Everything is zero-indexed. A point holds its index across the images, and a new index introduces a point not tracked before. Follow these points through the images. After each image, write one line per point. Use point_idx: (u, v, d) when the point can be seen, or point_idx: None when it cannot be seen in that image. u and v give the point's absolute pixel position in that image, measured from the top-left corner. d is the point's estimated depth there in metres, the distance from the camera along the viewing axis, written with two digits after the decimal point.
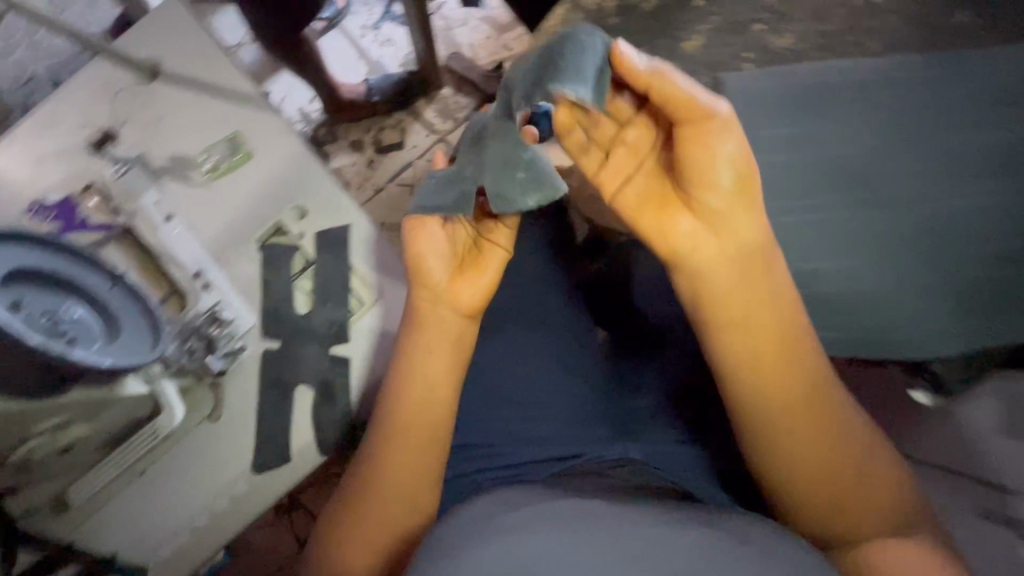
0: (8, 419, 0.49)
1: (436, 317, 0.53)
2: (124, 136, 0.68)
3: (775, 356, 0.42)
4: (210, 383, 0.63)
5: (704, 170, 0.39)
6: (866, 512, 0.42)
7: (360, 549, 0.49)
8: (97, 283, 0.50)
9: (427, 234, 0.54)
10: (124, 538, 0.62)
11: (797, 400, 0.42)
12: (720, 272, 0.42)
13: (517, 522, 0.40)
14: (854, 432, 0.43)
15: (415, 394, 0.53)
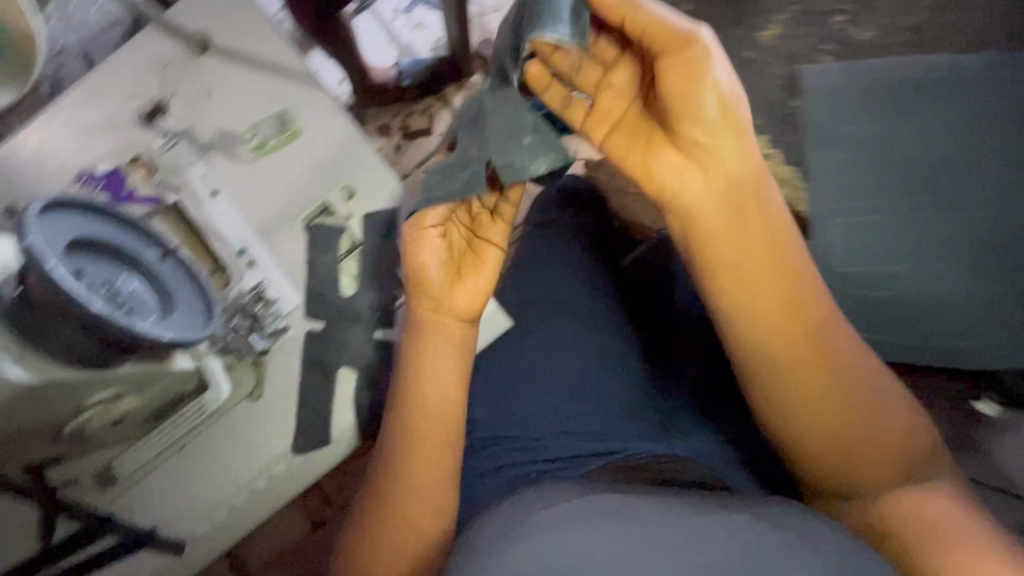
0: (62, 390, 0.43)
1: (437, 325, 0.59)
2: (173, 109, 0.67)
3: (771, 293, 0.48)
4: (252, 362, 0.62)
5: (691, 100, 0.44)
6: (861, 441, 0.48)
7: (401, 545, 0.56)
8: (151, 257, 0.50)
9: (424, 250, 0.58)
10: (163, 513, 0.62)
11: (790, 334, 0.48)
12: (720, 223, 0.48)
13: (550, 521, 0.40)
14: (850, 363, 0.49)
15: (424, 415, 0.58)
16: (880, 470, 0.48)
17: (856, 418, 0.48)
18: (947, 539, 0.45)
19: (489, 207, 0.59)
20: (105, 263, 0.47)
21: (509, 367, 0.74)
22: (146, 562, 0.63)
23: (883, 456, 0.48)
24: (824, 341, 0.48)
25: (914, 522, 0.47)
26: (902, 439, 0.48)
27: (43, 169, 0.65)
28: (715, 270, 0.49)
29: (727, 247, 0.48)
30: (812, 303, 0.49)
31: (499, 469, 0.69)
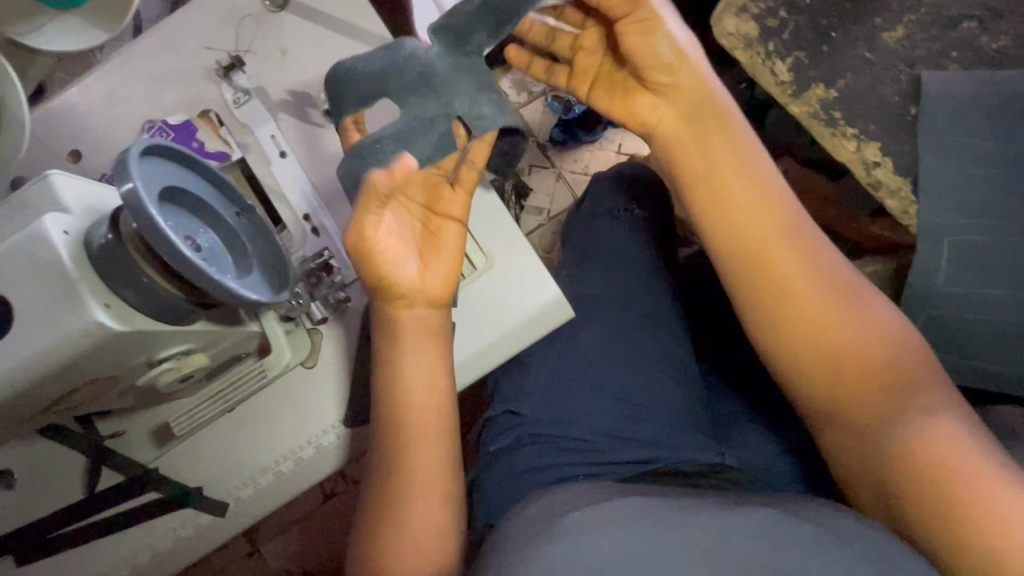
0: (137, 344, 0.41)
1: (416, 322, 0.57)
2: (248, 64, 0.65)
3: (738, 209, 0.57)
4: (309, 329, 0.62)
5: (652, 54, 0.52)
6: (847, 357, 0.54)
7: (421, 531, 0.57)
8: (227, 213, 0.48)
9: (385, 248, 0.52)
10: (208, 472, 0.62)
11: (755, 249, 0.56)
12: (703, 170, 0.57)
13: (577, 522, 0.48)
14: (827, 285, 0.55)
15: (409, 410, 0.58)
16: (868, 395, 0.52)
17: (835, 341, 0.54)
18: (943, 461, 0.47)
19: (446, 173, 0.56)
20: (184, 215, 0.45)
21: (560, 362, 0.71)
22: (188, 519, 0.62)
23: (869, 377, 0.53)
24: (799, 267, 0.56)
25: (934, 455, 0.48)
26: (885, 357, 0.53)
27: (113, 116, 0.64)
28: (703, 212, 0.58)
29: (712, 189, 0.57)
30: (783, 231, 0.56)
31: (540, 467, 0.66)
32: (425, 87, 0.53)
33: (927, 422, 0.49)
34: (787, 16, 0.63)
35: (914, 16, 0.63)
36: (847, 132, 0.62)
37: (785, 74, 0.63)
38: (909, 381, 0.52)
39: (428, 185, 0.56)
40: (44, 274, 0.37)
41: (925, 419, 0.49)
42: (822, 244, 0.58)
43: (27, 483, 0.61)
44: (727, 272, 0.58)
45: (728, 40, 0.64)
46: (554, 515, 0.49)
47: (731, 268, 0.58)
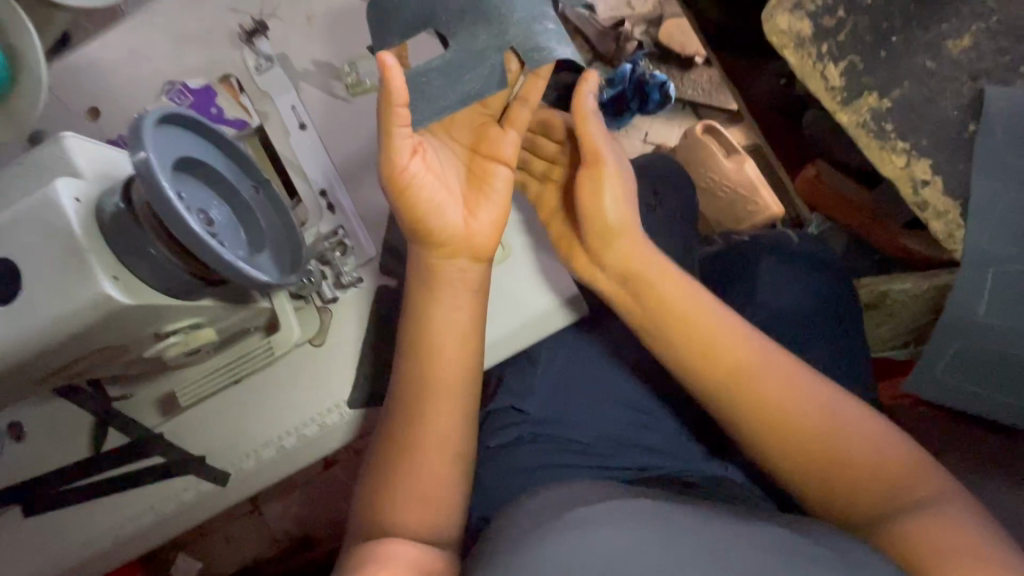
0: (144, 318, 0.41)
1: (456, 272, 0.57)
2: (272, 29, 0.62)
3: (677, 297, 0.57)
4: (318, 307, 0.61)
5: (599, 215, 0.57)
6: (816, 438, 0.50)
7: (431, 485, 0.54)
8: (243, 187, 0.47)
9: (427, 187, 0.53)
10: (211, 441, 0.62)
11: (700, 334, 0.55)
12: (653, 293, 0.57)
13: (590, 516, 0.43)
14: (803, 392, 0.52)
15: (438, 357, 0.57)
16: (864, 501, 0.47)
17: (818, 445, 0.50)
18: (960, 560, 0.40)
19: (494, 115, 0.56)
20: (199, 188, 0.44)
21: (569, 359, 0.70)
22: (192, 485, 0.63)
23: (859, 485, 0.48)
24: (749, 357, 0.54)
25: (939, 541, 0.41)
26: (872, 457, 0.48)
27: (134, 75, 0.62)
28: (664, 328, 0.57)
29: (669, 313, 0.57)
30: (744, 341, 0.55)
31: (542, 466, 0.65)
32: (475, 17, 0.49)
33: (930, 520, 0.43)
34: (846, 15, 0.59)
35: (986, 23, 0.58)
36: (897, 146, 0.58)
37: (837, 80, 0.60)
38: (902, 481, 0.47)
39: (476, 128, 0.56)
40: (53, 242, 0.36)
41: (928, 515, 0.43)
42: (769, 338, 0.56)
43: (41, 436, 0.62)
44: (696, 384, 0.55)
45: (778, 39, 0.60)
46: (564, 508, 0.46)
47: (699, 381, 0.55)
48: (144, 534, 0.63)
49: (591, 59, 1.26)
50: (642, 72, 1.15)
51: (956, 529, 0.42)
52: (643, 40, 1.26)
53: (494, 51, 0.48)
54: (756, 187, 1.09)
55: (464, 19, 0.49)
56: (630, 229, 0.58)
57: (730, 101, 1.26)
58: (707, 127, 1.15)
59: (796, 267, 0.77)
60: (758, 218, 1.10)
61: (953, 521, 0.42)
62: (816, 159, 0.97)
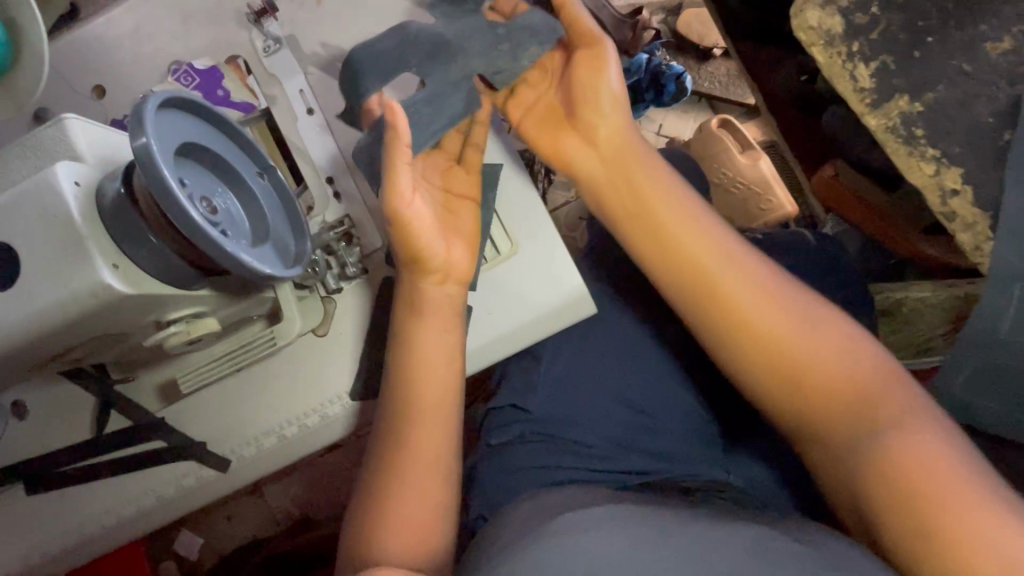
0: (142, 308, 0.40)
1: (442, 295, 0.58)
2: (282, 10, 0.61)
3: (663, 205, 0.59)
4: (323, 296, 0.60)
5: (592, 91, 0.58)
6: (798, 360, 0.52)
7: (415, 502, 0.55)
8: (248, 173, 0.46)
9: (419, 222, 0.54)
10: (210, 429, 0.62)
11: (683, 249, 0.58)
12: (643, 204, 0.60)
13: (566, 525, 0.47)
14: (789, 312, 0.54)
15: (421, 382, 0.58)
16: (839, 414, 0.50)
17: (797, 367, 0.52)
18: (918, 471, 0.43)
19: (453, 157, 0.60)
20: (204, 174, 0.43)
21: (572, 360, 0.69)
22: (192, 470, 0.63)
23: (835, 401, 0.50)
24: (734, 273, 0.56)
25: (910, 463, 0.43)
26: (850, 373, 0.50)
27: (140, 54, 0.61)
28: (658, 249, 0.59)
29: (659, 228, 0.59)
30: (728, 257, 0.57)
31: (536, 468, 0.65)
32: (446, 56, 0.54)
33: (895, 433, 0.46)
34: (880, 12, 0.57)
35: None
36: (927, 153, 0.57)
37: (866, 81, 0.58)
38: (877, 395, 0.49)
39: (443, 170, 0.60)
40: (52, 228, 0.35)
41: (900, 437, 0.45)
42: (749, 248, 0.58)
43: (44, 416, 0.62)
44: (686, 309, 0.58)
45: (807, 36, 0.58)
46: (547, 520, 0.49)
47: (689, 305, 0.57)
48: (143, 517, 0.63)
49: None
50: (659, 63, 1.15)
51: (918, 440, 0.44)
52: (662, 29, 1.24)
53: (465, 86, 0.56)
54: (770, 183, 1.07)
55: (437, 59, 0.54)
56: (619, 119, 0.60)
57: (748, 95, 1.24)
58: (724, 121, 1.13)
59: (809, 271, 0.76)
60: (771, 217, 1.07)
61: (917, 433, 0.45)
62: (834, 159, 0.95)
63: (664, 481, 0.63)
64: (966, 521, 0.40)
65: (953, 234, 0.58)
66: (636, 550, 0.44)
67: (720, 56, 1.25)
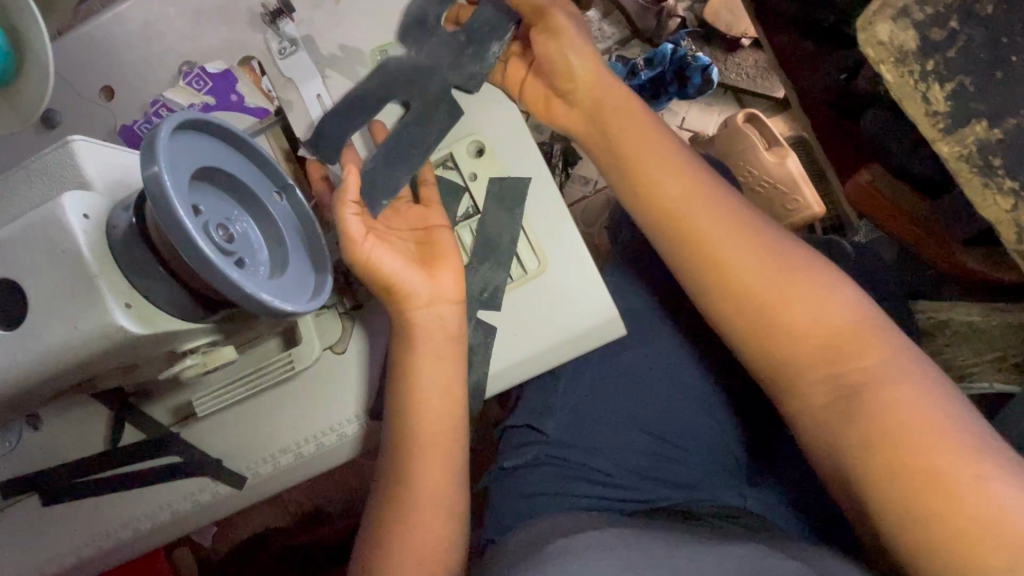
0: (151, 344, 0.37)
1: (433, 320, 0.55)
2: (299, 10, 0.57)
3: (653, 162, 0.57)
4: (341, 313, 0.59)
5: (560, 58, 0.57)
6: (789, 321, 0.51)
7: (428, 528, 0.54)
8: (266, 194, 0.43)
9: (384, 263, 0.54)
10: (223, 445, 0.60)
11: (674, 205, 0.56)
12: (637, 162, 0.58)
13: (565, 547, 0.48)
14: (779, 268, 0.52)
15: (423, 412, 0.56)
16: (827, 378, 0.49)
17: (791, 330, 0.51)
18: (909, 435, 0.44)
19: (411, 197, 0.59)
20: (219, 198, 0.40)
21: (593, 379, 0.67)
22: (207, 487, 0.61)
23: (824, 362, 0.49)
24: (728, 232, 0.54)
25: (900, 426, 0.44)
26: (838, 332, 0.49)
27: (149, 53, 0.58)
28: (649, 206, 0.57)
29: (652, 187, 0.57)
30: (718, 214, 0.55)
31: (545, 494, 0.63)
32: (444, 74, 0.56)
33: (886, 398, 0.46)
34: (960, 27, 0.42)
35: None
36: (1004, 186, 0.43)
37: (942, 104, 0.43)
38: (865, 355, 0.48)
39: (406, 214, 0.58)
40: (64, 264, 0.33)
41: (891, 402, 0.45)
42: (736, 202, 0.57)
43: (56, 428, 0.61)
44: (677, 270, 0.56)
45: (874, 52, 0.44)
46: (546, 540, 0.51)
47: (681, 265, 0.56)
48: (156, 531, 0.62)
49: (629, 35, 1.19)
50: (684, 54, 1.10)
51: (911, 404, 0.45)
52: (687, 17, 1.18)
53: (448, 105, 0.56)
54: (798, 183, 1.03)
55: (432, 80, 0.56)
56: (595, 74, 0.58)
57: (777, 88, 1.18)
58: (750, 116, 1.08)
59: None
60: (797, 217, 1.03)
61: (905, 397, 0.45)
62: (870, 163, 0.90)
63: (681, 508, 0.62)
64: (966, 487, 0.41)
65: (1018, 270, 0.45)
66: (630, 565, 0.45)
67: (748, 46, 1.18)
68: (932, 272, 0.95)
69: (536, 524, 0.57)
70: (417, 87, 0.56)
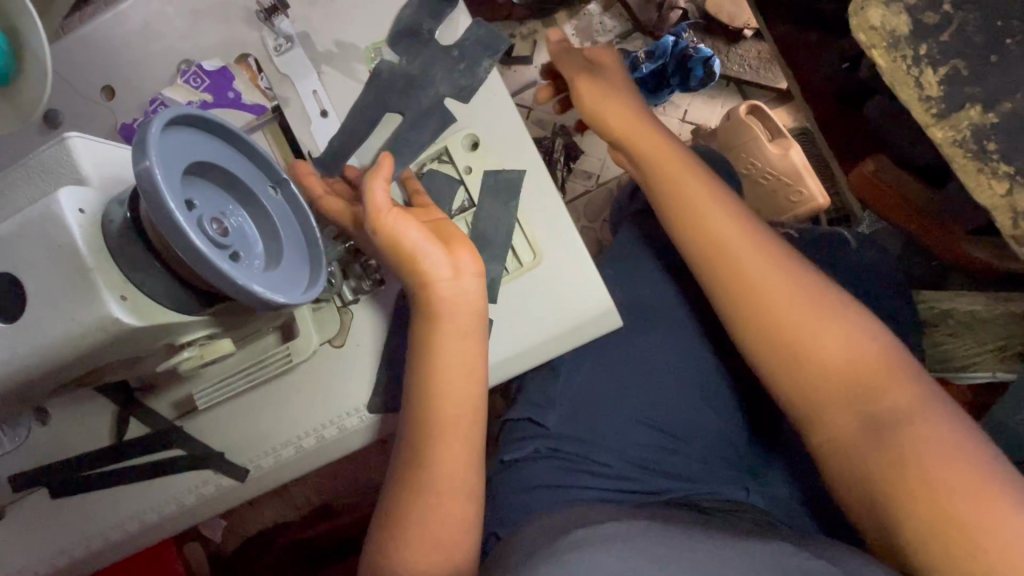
0: (147, 337, 0.38)
1: (457, 292, 0.53)
2: (294, 7, 0.58)
3: (687, 175, 0.60)
4: (339, 307, 0.59)
5: (599, 81, 0.64)
6: (817, 348, 0.51)
7: (445, 524, 0.53)
8: (260, 188, 0.44)
9: (408, 238, 0.51)
10: (227, 439, 0.61)
11: (705, 217, 0.58)
12: (674, 175, 0.60)
13: (581, 538, 0.47)
14: (807, 298, 0.53)
15: (444, 394, 0.54)
16: (850, 408, 0.49)
17: (818, 356, 0.51)
18: (932, 467, 0.44)
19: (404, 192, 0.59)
20: (215, 193, 0.41)
21: (593, 371, 0.67)
22: (211, 479, 0.62)
23: (848, 393, 0.49)
24: (758, 257, 0.55)
25: (924, 458, 0.44)
26: (865, 363, 0.50)
27: (148, 53, 0.59)
28: (678, 229, 0.59)
29: (687, 204, 0.59)
30: (746, 239, 0.56)
31: (555, 486, 0.64)
32: (441, 73, 0.57)
33: (911, 433, 0.46)
34: (953, 9, 0.40)
35: None
36: (998, 170, 0.40)
37: (935, 89, 0.40)
38: (890, 387, 0.48)
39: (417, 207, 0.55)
40: (60, 259, 0.34)
41: (915, 434, 0.45)
42: (760, 229, 0.58)
43: (63, 424, 0.62)
44: (704, 285, 0.57)
45: (867, 37, 0.41)
46: (564, 532, 0.49)
47: (708, 283, 0.57)
48: (161, 524, 0.63)
49: (631, 28, 1.18)
50: (686, 45, 1.08)
51: (937, 443, 0.44)
52: (690, 10, 1.17)
53: (441, 111, 0.57)
54: (802, 174, 1.01)
55: (427, 81, 0.57)
56: (635, 96, 0.65)
57: (781, 79, 1.17)
58: (753, 108, 1.07)
59: (844, 280, 0.71)
60: (801, 209, 1.02)
61: (932, 434, 0.45)
62: (877, 153, 0.90)
63: (679, 499, 0.62)
64: (989, 524, 0.41)
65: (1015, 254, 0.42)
66: (651, 560, 0.44)
67: (752, 37, 1.17)
68: (937, 263, 0.94)
69: (548, 517, 0.56)
70: (414, 89, 0.57)
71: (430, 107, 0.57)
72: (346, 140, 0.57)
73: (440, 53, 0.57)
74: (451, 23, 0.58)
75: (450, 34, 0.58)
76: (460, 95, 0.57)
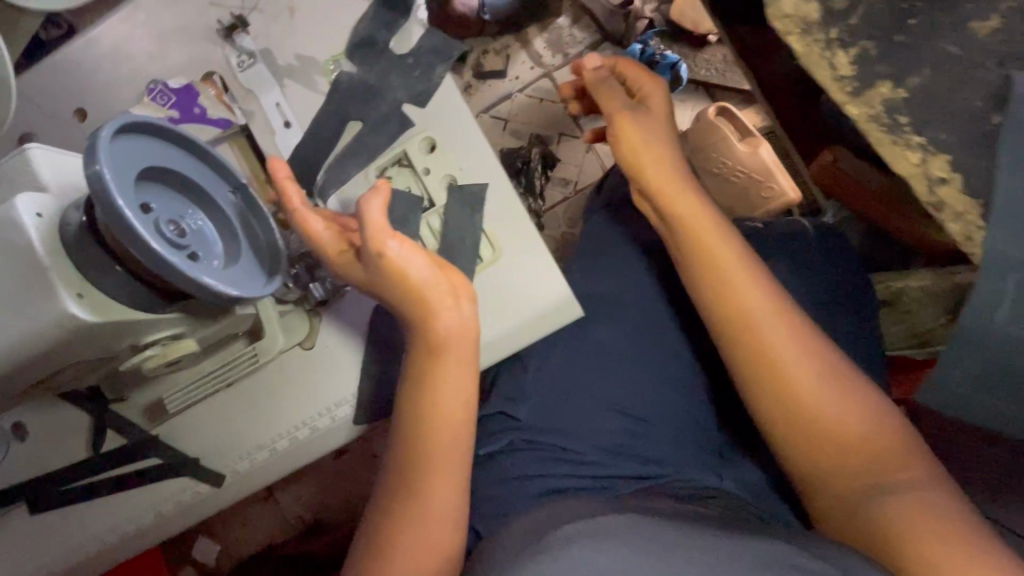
0: (108, 335, 0.39)
1: (456, 321, 0.54)
2: (254, 25, 0.61)
3: (704, 221, 0.62)
4: (309, 310, 0.61)
5: (635, 109, 0.65)
6: (823, 406, 0.53)
7: (429, 535, 0.54)
8: (218, 191, 0.46)
9: (410, 263, 0.52)
10: (202, 445, 0.62)
11: (723, 259, 0.60)
12: (695, 215, 0.62)
13: (570, 534, 0.43)
14: (813, 356, 0.55)
15: (444, 403, 0.56)
16: (850, 466, 0.51)
17: (824, 413, 0.53)
18: (929, 530, 0.45)
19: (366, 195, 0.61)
20: (173, 198, 0.43)
21: (564, 362, 0.68)
22: (188, 486, 0.63)
23: (849, 454, 0.52)
24: (770, 310, 0.57)
25: (922, 521, 0.46)
26: (866, 428, 0.52)
27: (117, 74, 0.61)
28: (686, 268, 0.62)
29: (702, 251, 0.61)
30: (755, 290, 0.58)
31: (536, 476, 0.65)
32: (397, 81, 0.59)
33: (918, 501, 0.47)
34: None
35: None
36: (911, 142, 0.43)
37: (847, 68, 0.44)
38: (891, 452, 0.51)
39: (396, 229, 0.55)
40: (18, 261, 0.36)
41: (915, 498, 0.47)
42: (768, 281, 0.60)
43: (41, 439, 0.63)
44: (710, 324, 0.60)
45: (783, 24, 0.45)
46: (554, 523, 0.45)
47: (713, 323, 0.59)
48: (141, 535, 0.64)
49: (599, 37, 1.22)
50: (653, 53, 1.14)
51: (932, 511, 0.46)
52: (655, 18, 1.21)
53: (398, 117, 0.59)
54: (773, 171, 1.02)
55: (384, 88, 0.59)
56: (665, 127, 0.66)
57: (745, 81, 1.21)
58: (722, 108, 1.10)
59: (805, 265, 0.73)
60: (772, 205, 1.05)
61: (935, 503, 0.47)
62: (835, 143, 0.92)
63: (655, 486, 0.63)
64: None
65: (940, 226, 0.44)
66: (643, 555, 0.42)
67: (716, 42, 1.21)
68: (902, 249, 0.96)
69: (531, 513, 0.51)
70: (372, 97, 0.59)
71: (388, 113, 0.59)
72: (308, 148, 0.60)
73: (395, 62, 0.59)
74: (405, 32, 0.60)
75: (405, 43, 0.60)
76: (417, 101, 0.59)
